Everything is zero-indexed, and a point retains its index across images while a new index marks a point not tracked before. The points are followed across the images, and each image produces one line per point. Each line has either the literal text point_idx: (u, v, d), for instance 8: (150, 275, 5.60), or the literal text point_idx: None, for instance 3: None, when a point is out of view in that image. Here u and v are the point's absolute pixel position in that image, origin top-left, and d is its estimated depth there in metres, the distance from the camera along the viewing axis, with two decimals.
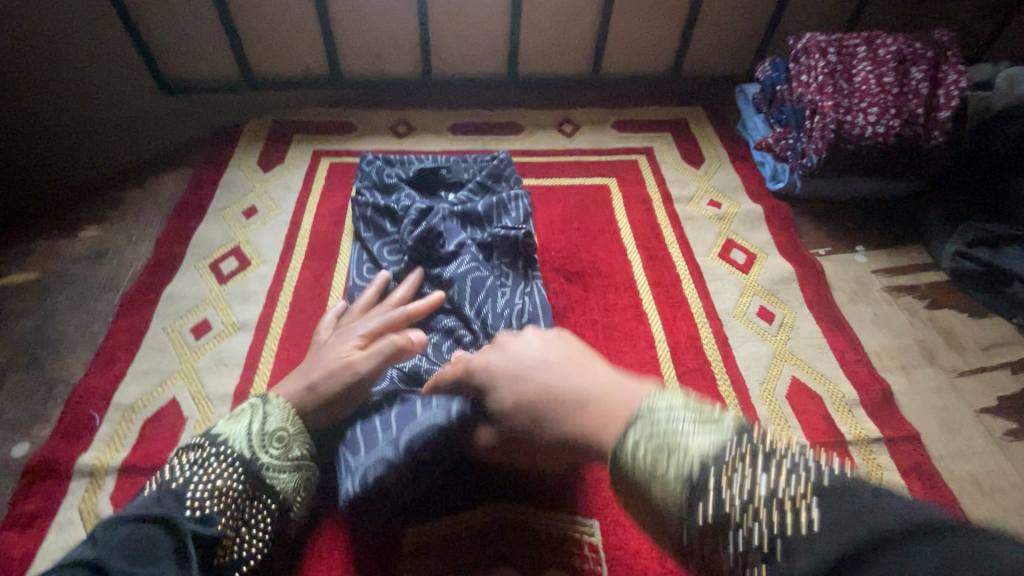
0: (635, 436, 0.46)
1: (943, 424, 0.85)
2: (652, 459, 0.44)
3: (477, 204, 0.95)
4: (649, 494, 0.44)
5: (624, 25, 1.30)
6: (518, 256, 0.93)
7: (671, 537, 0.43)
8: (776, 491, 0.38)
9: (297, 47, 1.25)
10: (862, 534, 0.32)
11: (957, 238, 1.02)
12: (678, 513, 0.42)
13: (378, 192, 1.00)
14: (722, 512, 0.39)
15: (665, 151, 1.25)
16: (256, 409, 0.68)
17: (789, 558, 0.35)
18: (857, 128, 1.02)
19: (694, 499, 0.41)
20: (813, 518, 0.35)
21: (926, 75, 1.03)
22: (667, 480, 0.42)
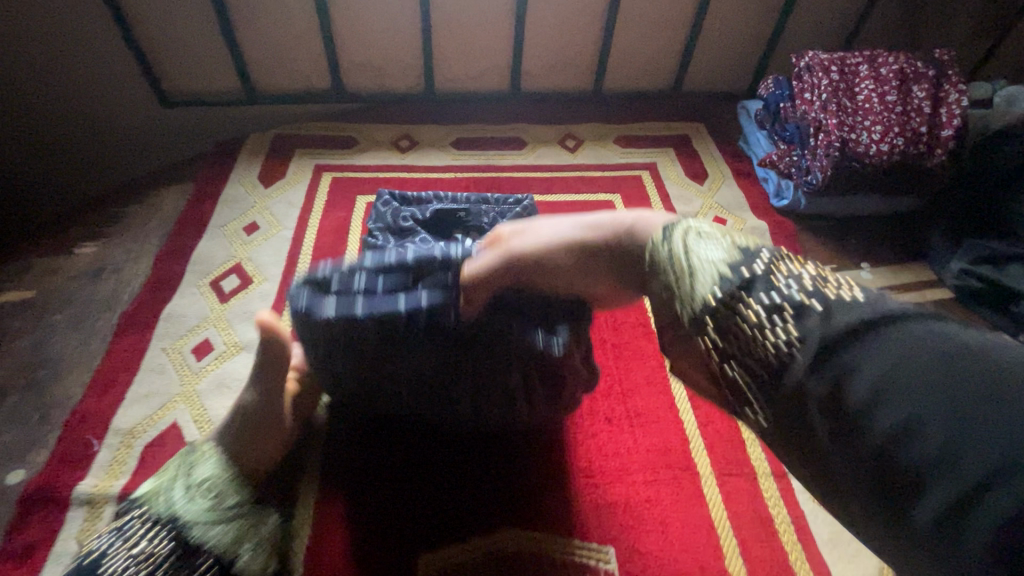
0: (678, 234, 0.49)
1: None
2: (697, 243, 0.47)
3: None
4: (682, 273, 0.47)
5: (626, 42, 1.31)
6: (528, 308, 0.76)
7: (693, 308, 0.46)
8: (821, 277, 0.42)
9: (299, 61, 1.24)
10: (902, 309, 0.38)
11: (962, 255, 1.02)
12: (710, 283, 0.45)
13: (392, 235, 0.91)
14: (764, 280, 0.43)
15: (668, 166, 1.26)
16: (185, 462, 0.65)
17: (825, 314, 0.39)
18: (862, 145, 1.03)
19: (738, 270, 0.44)
20: (858, 294, 0.40)
21: (928, 93, 1.05)
22: (709, 256, 0.46)
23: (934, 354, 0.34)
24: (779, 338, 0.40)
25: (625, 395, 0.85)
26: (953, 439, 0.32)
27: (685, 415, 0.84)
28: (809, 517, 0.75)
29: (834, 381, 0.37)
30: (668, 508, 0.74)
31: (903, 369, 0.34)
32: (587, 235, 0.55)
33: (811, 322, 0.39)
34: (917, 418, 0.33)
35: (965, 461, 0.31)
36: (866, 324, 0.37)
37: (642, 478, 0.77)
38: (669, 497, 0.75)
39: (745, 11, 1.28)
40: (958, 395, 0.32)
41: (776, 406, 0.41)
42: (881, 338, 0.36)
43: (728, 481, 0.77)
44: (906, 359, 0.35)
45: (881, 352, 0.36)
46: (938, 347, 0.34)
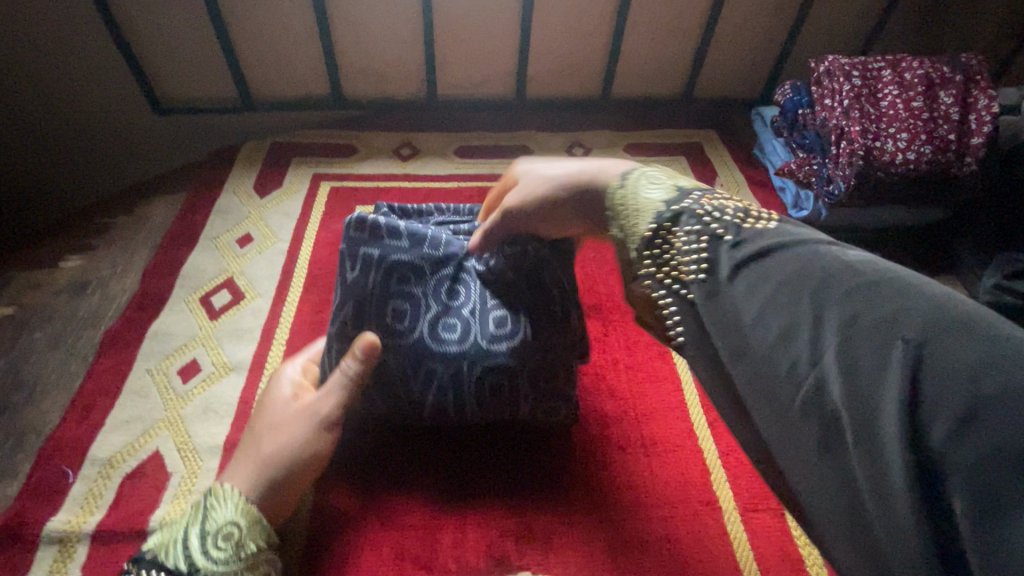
0: (631, 178, 0.46)
1: None
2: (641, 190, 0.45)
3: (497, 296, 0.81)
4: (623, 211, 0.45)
5: (636, 47, 1.26)
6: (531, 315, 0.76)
7: (633, 242, 0.43)
8: (744, 212, 0.39)
9: (297, 66, 1.20)
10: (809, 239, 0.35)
11: (995, 270, 0.96)
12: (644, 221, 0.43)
13: None
14: (690, 214, 0.41)
15: (680, 176, 1.20)
16: (198, 509, 0.58)
17: (735, 243, 0.37)
18: (887, 154, 0.97)
19: (673, 210, 0.42)
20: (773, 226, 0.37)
21: (956, 99, 0.99)
22: (648, 198, 0.44)
23: (824, 267, 0.31)
24: (694, 269, 0.38)
25: (640, 421, 0.79)
26: (821, 358, 0.29)
27: (704, 444, 0.78)
28: None
29: (726, 303, 0.35)
30: (689, 547, 0.68)
31: (782, 288, 0.32)
32: (566, 184, 0.50)
33: (720, 250, 0.37)
34: (794, 337, 0.30)
35: (832, 381, 0.29)
36: (767, 249, 0.34)
37: (660, 513, 0.71)
38: (689, 534, 0.69)
39: (759, 15, 1.24)
40: (831, 306, 0.30)
41: (686, 331, 0.39)
42: (775, 258, 0.34)
43: (753, 518, 0.71)
44: (793, 272, 0.32)
45: (771, 270, 0.33)
46: (825, 265, 0.32)
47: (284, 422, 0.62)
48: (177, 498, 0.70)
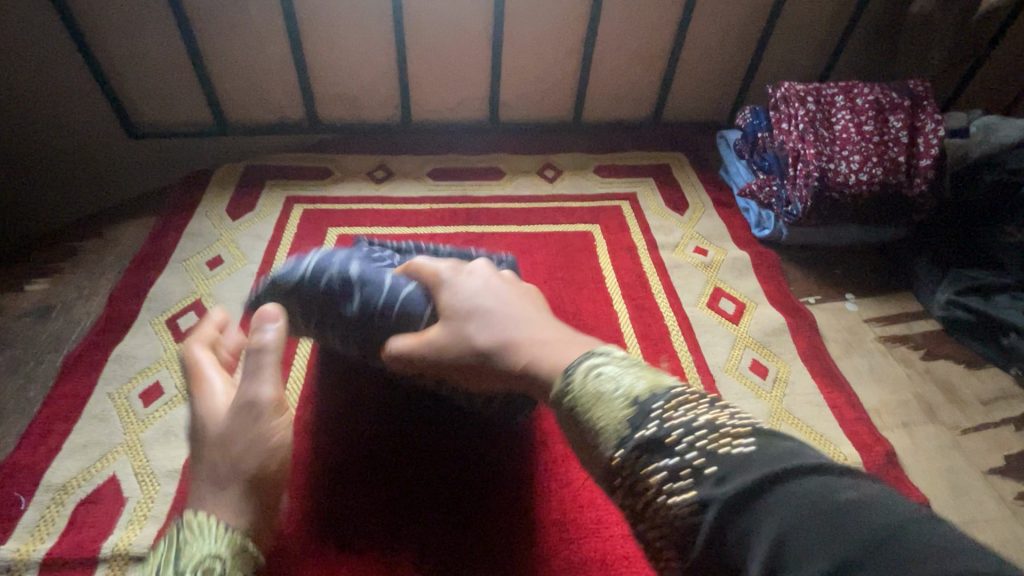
0: (597, 369, 0.50)
1: (952, 488, 0.78)
2: (599, 396, 0.48)
3: None
4: (593, 418, 0.48)
5: (604, 74, 1.31)
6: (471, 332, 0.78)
7: (603, 456, 0.46)
8: (716, 424, 0.42)
9: (273, 92, 1.23)
10: (785, 462, 0.37)
11: (949, 284, 1.00)
12: (616, 445, 0.46)
13: None
14: (661, 443, 0.43)
15: (648, 197, 1.24)
16: (174, 548, 0.55)
17: (718, 478, 0.39)
18: (841, 175, 1.01)
19: (636, 428, 0.45)
20: (749, 448, 0.40)
21: (905, 123, 1.04)
22: (614, 404, 0.47)
23: (807, 507, 0.34)
24: (679, 499, 0.41)
25: None
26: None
27: None
28: None
29: (740, 541, 0.36)
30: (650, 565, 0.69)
31: (773, 517, 0.35)
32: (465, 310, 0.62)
33: (706, 487, 0.39)
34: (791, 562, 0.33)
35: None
36: (760, 485, 0.37)
37: (621, 531, 0.72)
38: None
39: (721, 43, 1.29)
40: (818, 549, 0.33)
41: (685, 548, 0.40)
42: (777, 497, 0.36)
43: None
44: (790, 521, 0.34)
45: (775, 514, 0.35)
46: (803, 493, 0.35)
47: (226, 432, 0.59)
48: (131, 524, 0.69)
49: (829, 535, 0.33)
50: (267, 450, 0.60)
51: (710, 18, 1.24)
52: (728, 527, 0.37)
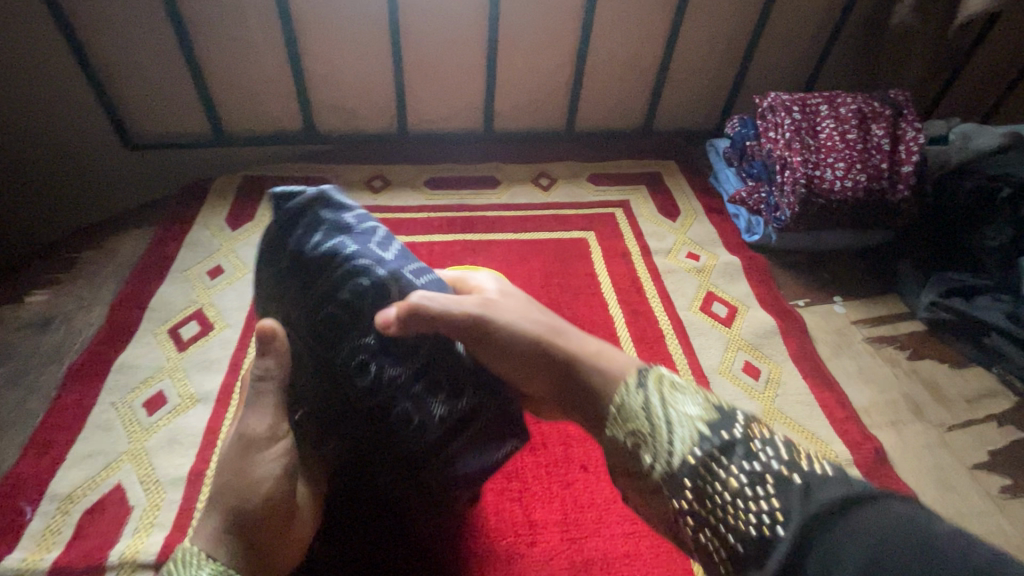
0: (670, 379, 0.55)
1: (940, 483, 0.80)
2: (675, 401, 0.52)
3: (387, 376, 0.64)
4: (667, 421, 0.51)
5: (596, 85, 1.34)
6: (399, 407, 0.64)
7: (674, 460, 0.49)
8: (793, 445, 0.46)
9: (271, 104, 1.24)
10: (868, 489, 0.40)
11: (933, 287, 1.02)
12: (690, 445, 0.48)
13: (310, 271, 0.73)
14: (742, 449, 0.46)
15: (640, 204, 1.27)
16: None
17: (802, 487, 0.42)
18: (826, 182, 1.05)
19: (715, 432, 0.48)
20: (827, 469, 0.43)
21: (887, 131, 1.08)
22: (692, 408, 0.51)
23: (887, 530, 0.36)
24: (759, 506, 0.42)
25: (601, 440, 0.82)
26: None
27: None
28: None
29: (826, 552, 0.37)
30: (648, 563, 0.71)
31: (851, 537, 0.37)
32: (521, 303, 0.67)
33: (791, 497, 0.41)
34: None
35: None
36: (847, 498, 0.39)
37: (622, 530, 0.73)
38: (649, 550, 0.72)
39: (710, 55, 1.33)
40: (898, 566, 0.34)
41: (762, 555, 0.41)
42: (856, 517, 0.38)
43: None
44: (875, 541, 0.36)
45: (860, 526, 0.37)
46: (880, 515, 0.37)
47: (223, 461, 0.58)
48: (138, 532, 0.69)
49: (920, 561, 0.34)
50: (248, 481, 0.56)
51: (698, 32, 1.28)
52: (810, 537, 0.38)
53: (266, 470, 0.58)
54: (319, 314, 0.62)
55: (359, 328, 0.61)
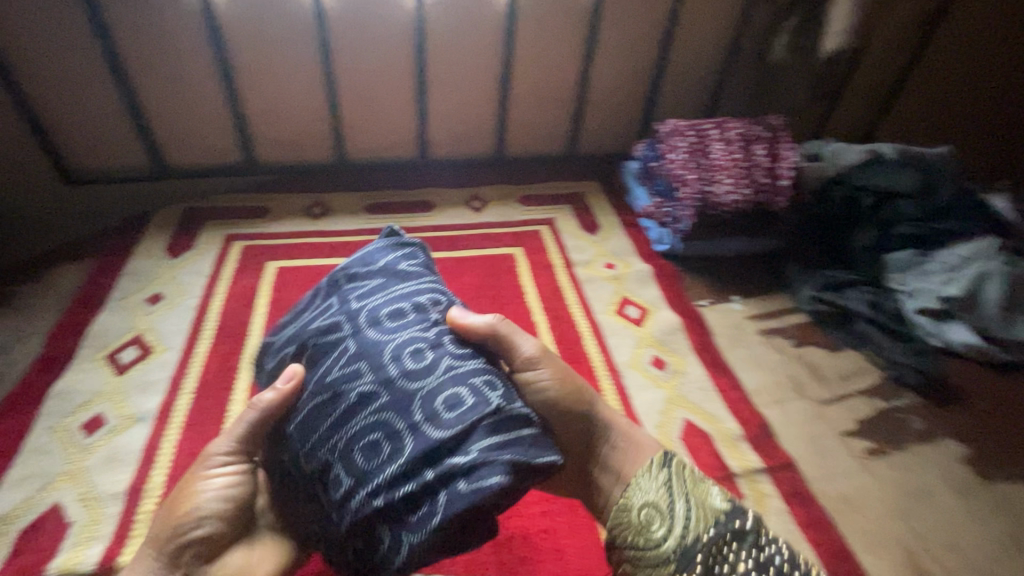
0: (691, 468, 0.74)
1: (815, 449, 0.93)
2: (695, 489, 0.71)
3: (409, 380, 0.65)
4: (688, 504, 0.70)
5: (521, 117, 1.47)
6: (414, 403, 0.63)
7: (692, 536, 0.67)
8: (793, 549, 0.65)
9: (212, 138, 1.30)
10: None
11: (811, 284, 1.19)
12: (704, 526, 0.67)
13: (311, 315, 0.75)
14: (750, 538, 0.66)
15: (565, 221, 1.39)
16: None
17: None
18: (718, 196, 1.19)
19: (727, 520, 0.67)
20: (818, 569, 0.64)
21: (767, 151, 1.25)
22: (708, 496, 0.70)
23: None
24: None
25: None
26: None
27: None
28: None
29: None
30: (563, 535, 0.80)
31: None
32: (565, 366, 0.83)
33: None
34: None
35: None
36: None
37: (539, 508, 0.83)
38: (564, 524, 0.82)
39: (621, 88, 1.49)
40: None
41: None
42: None
43: None
44: None
45: None
46: None
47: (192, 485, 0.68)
48: (77, 545, 0.73)
49: None
50: (208, 508, 0.67)
51: (607, 68, 1.44)
52: None
53: (207, 500, 0.67)
54: (390, 311, 0.70)
55: (422, 326, 0.70)
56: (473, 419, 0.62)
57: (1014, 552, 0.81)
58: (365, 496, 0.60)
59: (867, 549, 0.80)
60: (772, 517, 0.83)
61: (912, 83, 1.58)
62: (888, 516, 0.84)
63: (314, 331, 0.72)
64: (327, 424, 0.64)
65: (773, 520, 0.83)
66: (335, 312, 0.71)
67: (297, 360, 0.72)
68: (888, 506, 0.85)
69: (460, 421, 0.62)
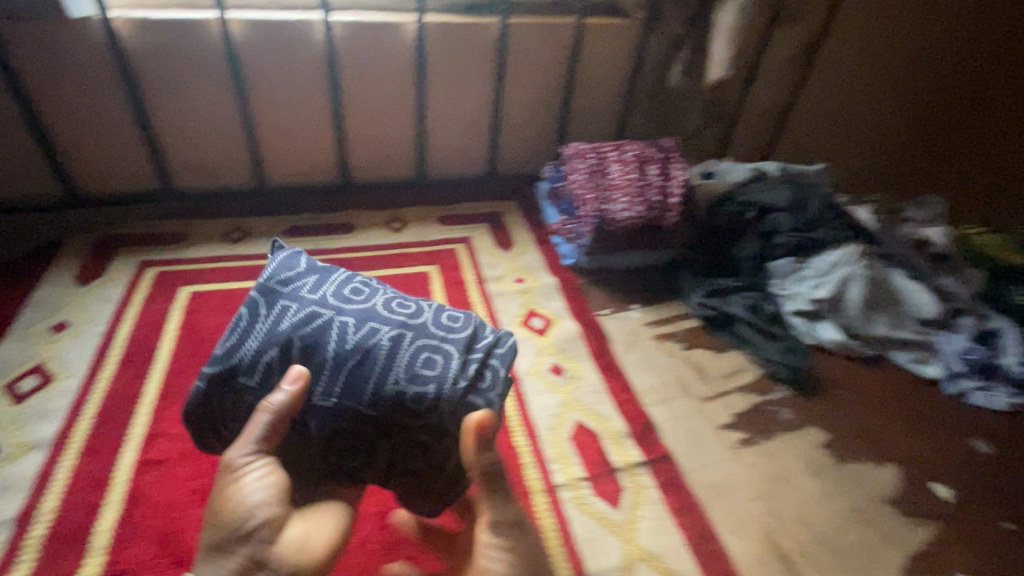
0: None
1: (693, 442, 1.02)
2: None
3: (413, 316, 0.81)
4: None
5: (439, 142, 1.55)
6: (430, 329, 0.80)
7: None
8: None
9: (127, 166, 1.33)
10: None
11: (700, 291, 1.31)
12: None
13: (258, 331, 0.77)
14: None
15: (481, 239, 1.46)
16: None
17: None
18: (614, 213, 1.29)
19: None
20: None
21: (659, 171, 1.36)
22: None
23: None
24: None
25: None
26: None
27: None
28: (572, 521, 0.88)
29: None
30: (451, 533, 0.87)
31: None
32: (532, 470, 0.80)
33: None
34: None
35: None
36: None
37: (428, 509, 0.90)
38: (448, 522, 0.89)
39: (533, 114, 1.59)
40: None
41: None
42: None
43: None
44: None
45: None
46: None
47: (230, 491, 0.67)
48: None
49: None
50: (253, 502, 0.66)
51: (517, 94, 1.54)
52: None
53: (251, 491, 0.67)
54: (348, 290, 0.82)
55: (377, 290, 0.85)
56: (470, 318, 0.85)
57: (857, 524, 0.92)
58: (449, 387, 0.75)
59: (730, 530, 0.89)
60: (648, 507, 0.91)
61: (806, 95, 1.73)
62: (751, 500, 0.93)
63: (292, 329, 0.76)
64: (374, 374, 0.74)
65: (646, 509, 0.91)
66: (300, 309, 0.78)
67: (284, 362, 0.75)
68: (752, 491, 0.95)
69: (463, 323, 0.83)
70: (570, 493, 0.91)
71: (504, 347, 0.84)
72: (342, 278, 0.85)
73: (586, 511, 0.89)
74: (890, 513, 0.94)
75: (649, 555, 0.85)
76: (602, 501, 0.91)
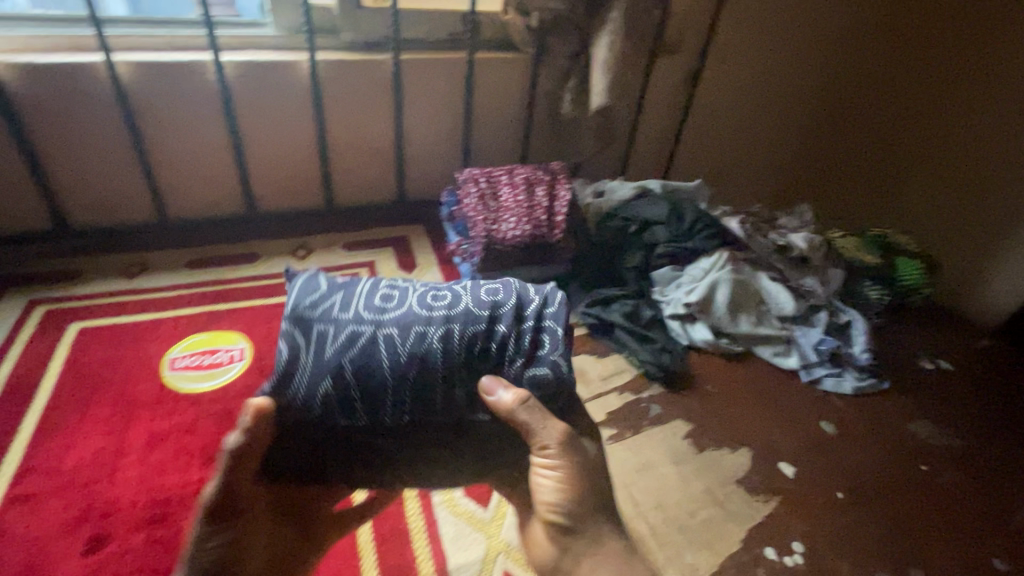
0: None
1: None
2: None
3: (454, 306, 0.79)
4: None
5: (345, 172, 1.62)
6: (475, 313, 0.79)
7: None
8: None
9: (17, 206, 1.33)
10: None
11: (585, 300, 1.41)
12: None
13: (302, 368, 0.73)
14: None
15: (385, 262, 1.53)
16: None
17: None
18: (501, 233, 1.38)
19: None
20: None
21: (546, 193, 1.46)
22: None
23: None
24: None
25: None
26: None
27: None
28: (439, 522, 0.96)
29: None
30: None
31: None
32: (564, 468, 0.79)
33: None
34: None
35: None
36: None
37: None
38: None
39: (435, 143, 1.68)
40: None
41: None
42: None
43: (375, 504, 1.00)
44: None
45: None
46: None
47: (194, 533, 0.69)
48: None
49: None
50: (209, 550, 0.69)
51: (418, 125, 1.63)
52: None
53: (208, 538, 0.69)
54: (376, 300, 0.78)
55: (403, 290, 0.81)
56: (506, 287, 0.84)
57: (706, 504, 1.01)
58: (515, 367, 0.78)
59: None
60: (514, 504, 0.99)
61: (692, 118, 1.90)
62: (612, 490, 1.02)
63: (338, 356, 0.73)
64: (441, 375, 0.75)
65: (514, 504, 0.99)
66: (339, 334, 0.74)
67: (344, 391, 0.73)
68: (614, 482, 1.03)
69: (503, 297, 0.82)
70: (442, 497, 1.00)
71: (553, 304, 0.84)
72: (360, 288, 0.80)
73: (455, 511, 0.98)
74: (737, 492, 1.04)
75: (509, 548, 0.93)
76: (471, 502, 1.00)
